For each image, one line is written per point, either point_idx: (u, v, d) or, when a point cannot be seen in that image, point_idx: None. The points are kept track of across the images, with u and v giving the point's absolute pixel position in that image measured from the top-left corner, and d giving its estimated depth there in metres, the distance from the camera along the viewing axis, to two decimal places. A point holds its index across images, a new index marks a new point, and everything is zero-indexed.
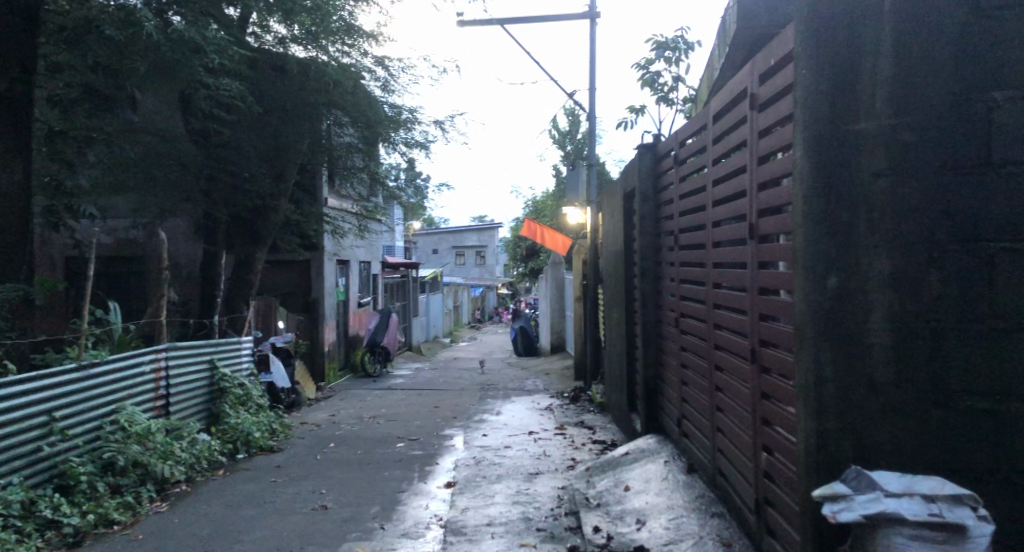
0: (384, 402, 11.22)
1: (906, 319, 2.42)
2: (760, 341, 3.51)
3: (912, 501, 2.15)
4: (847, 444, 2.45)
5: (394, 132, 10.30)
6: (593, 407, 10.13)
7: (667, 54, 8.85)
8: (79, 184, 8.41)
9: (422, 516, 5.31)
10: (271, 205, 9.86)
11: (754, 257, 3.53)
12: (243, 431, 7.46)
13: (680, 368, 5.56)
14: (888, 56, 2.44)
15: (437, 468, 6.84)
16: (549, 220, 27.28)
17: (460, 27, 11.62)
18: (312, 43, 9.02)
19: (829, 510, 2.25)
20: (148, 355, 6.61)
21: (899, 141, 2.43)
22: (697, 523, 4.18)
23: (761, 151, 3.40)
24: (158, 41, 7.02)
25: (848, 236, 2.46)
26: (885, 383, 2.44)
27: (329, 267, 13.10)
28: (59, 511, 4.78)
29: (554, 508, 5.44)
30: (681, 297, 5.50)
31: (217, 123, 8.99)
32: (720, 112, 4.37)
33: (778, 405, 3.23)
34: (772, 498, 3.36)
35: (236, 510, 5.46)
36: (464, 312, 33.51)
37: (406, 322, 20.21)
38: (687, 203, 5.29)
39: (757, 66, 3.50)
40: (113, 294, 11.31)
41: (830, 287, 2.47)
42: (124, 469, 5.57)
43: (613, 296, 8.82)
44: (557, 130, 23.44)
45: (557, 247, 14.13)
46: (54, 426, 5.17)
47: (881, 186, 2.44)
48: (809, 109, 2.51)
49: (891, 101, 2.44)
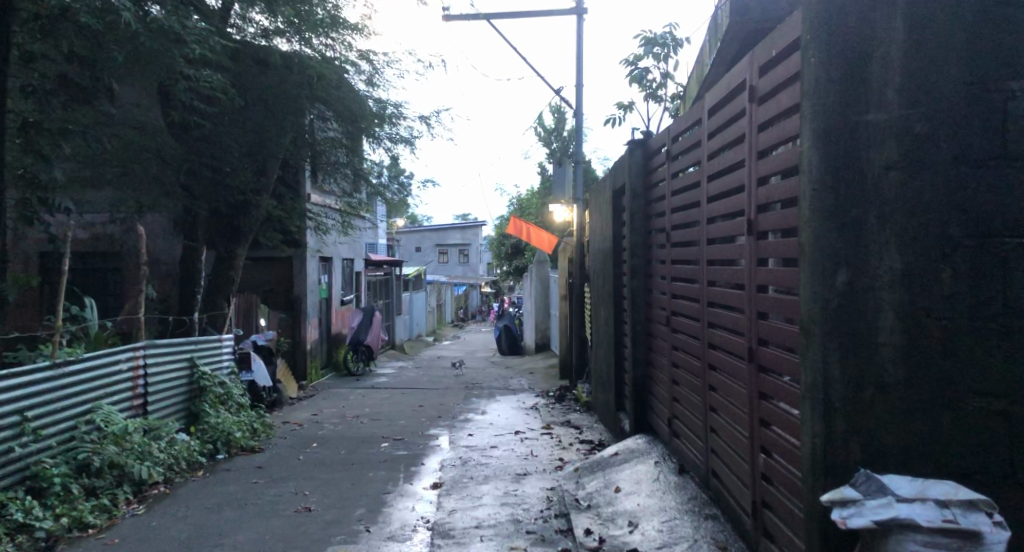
0: (367, 400, 11.07)
1: (915, 317, 2.34)
2: (758, 340, 3.42)
3: (925, 507, 2.07)
4: (856, 446, 2.37)
5: (378, 127, 10.15)
6: (579, 407, 10.05)
7: (655, 50, 8.79)
8: (54, 177, 8.18)
9: (408, 518, 5.19)
10: (253, 200, 9.73)
11: (751, 253, 3.44)
12: (224, 431, 7.30)
13: (670, 367, 5.47)
14: (900, 45, 2.36)
15: (422, 468, 6.71)
16: (534, 218, 27.19)
17: (446, 21, 11.50)
18: (296, 36, 8.92)
19: (838, 515, 2.17)
20: (125, 352, 6.42)
21: (911, 132, 2.35)
22: (691, 526, 4.10)
23: (760, 145, 3.32)
24: (137, 32, 6.83)
25: (856, 232, 2.38)
26: (895, 384, 2.36)
27: (311, 264, 12.90)
28: (31, 515, 4.60)
29: (543, 509, 5.33)
30: (672, 296, 5.41)
31: (196, 116, 8.82)
32: (716, 105, 4.28)
33: (778, 406, 3.14)
34: (770, 501, 3.28)
35: (217, 512, 5.32)
36: (447, 310, 33.35)
37: (390, 321, 20.04)
38: (680, 200, 5.19)
39: (757, 57, 3.42)
40: (89, 291, 11.05)
41: (838, 285, 2.39)
42: (100, 470, 5.40)
43: (599, 294, 8.74)
44: (543, 127, 23.34)
45: (543, 245, 14.01)
46: (25, 426, 4.97)
47: (892, 179, 2.36)
48: (818, 99, 2.42)
49: (903, 91, 2.36)
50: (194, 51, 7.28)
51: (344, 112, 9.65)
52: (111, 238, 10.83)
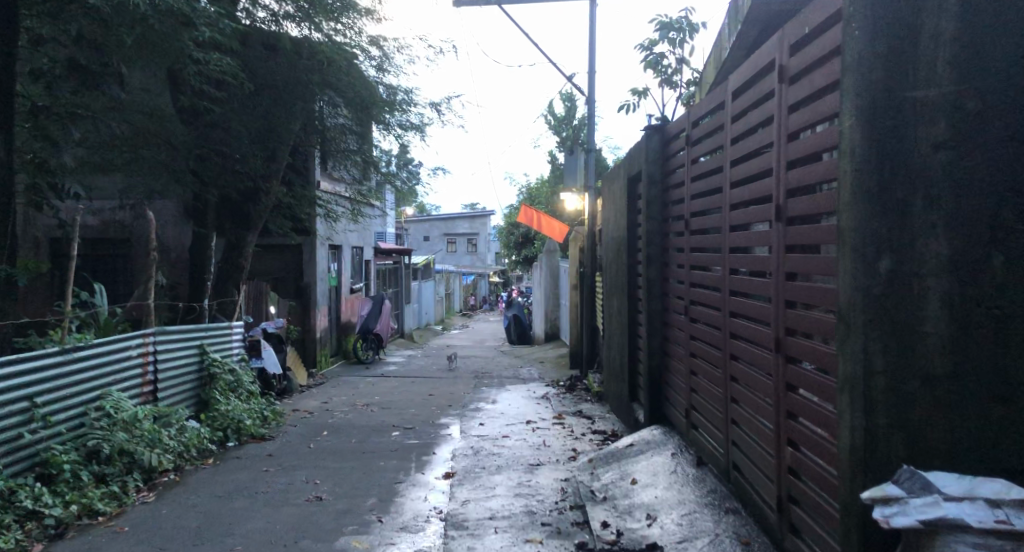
0: (377, 389, 11.02)
1: (964, 306, 2.22)
2: (785, 329, 3.30)
3: (975, 507, 1.96)
4: (898, 441, 2.27)
5: (388, 114, 10.00)
6: (590, 397, 9.96)
7: (671, 35, 8.60)
8: (62, 161, 8.11)
9: (421, 508, 5.11)
10: (262, 187, 9.64)
11: (779, 241, 3.31)
12: (234, 419, 7.23)
13: (688, 357, 5.35)
14: (952, 16, 2.24)
15: (434, 458, 6.64)
16: (544, 207, 27.06)
17: (457, 6, 11.37)
18: (306, 21, 8.72)
19: (881, 514, 2.07)
20: (135, 339, 6.35)
21: (962, 109, 2.23)
22: (712, 520, 4.00)
23: (790, 127, 3.20)
24: (146, 14, 6.70)
25: (902, 216, 2.28)
26: (942, 375, 2.25)
27: (320, 251, 12.83)
28: (40, 502, 4.54)
29: (558, 501, 5.24)
30: (691, 284, 5.30)
31: (207, 102, 8.75)
32: (740, 88, 4.14)
33: (807, 398, 3.03)
34: (799, 497, 3.16)
35: (228, 501, 5.25)
36: (455, 299, 33.28)
37: (399, 309, 19.98)
38: (699, 186, 5.05)
39: (787, 36, 3.28)
40: (98, 277, 11.01)
41: (881, 272, 2.29)
42: (109, 458, 5.34)
43: (611, 283, 8.64)
44: (554, 116, 23.20)
45: (554, 233, 13.85)
46: (34, 412, 4.90)
47: (941, 160, 2.25)
48: (862, 75, 2.32)
49: (954, 65, 2.24)
50: (204, 34, 7.15)
51: (354, 98, 9.55)
52: (121, 224, 10.79)
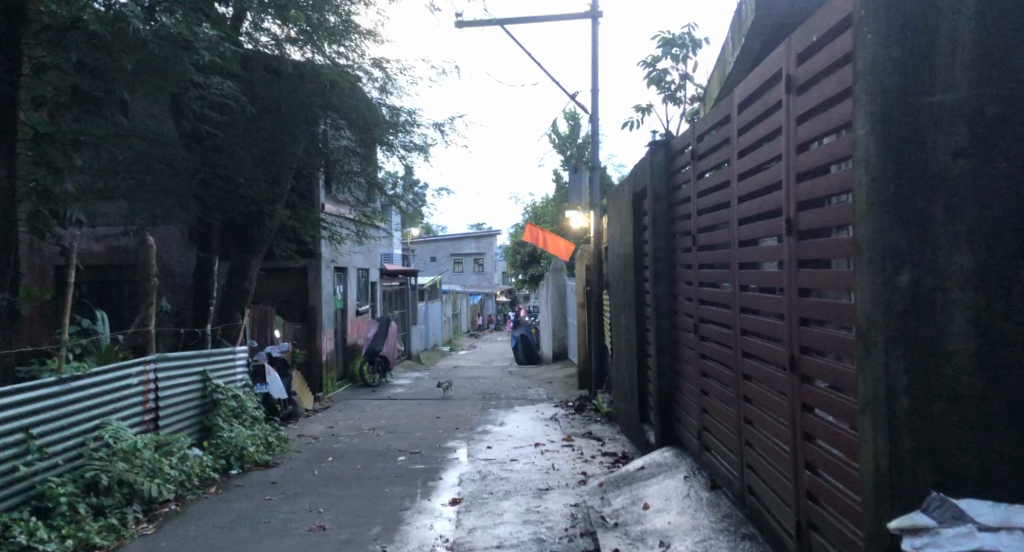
0: (383, 412, 10.87)
1: (990, 322, 2.10)
2: (800, 348, 3.16)
3: (1013, 538, 1.83)
4: (924, 466, 2.14)
5: (392, 135, 9.90)
6: (600, 417, 9.79)
7: (674, 51, 8.54)
8: (64, 189, 8.07)
9: (427, 537, 4.96)
10: (266, 211, 9.60)
11: (791, 255, 3.19)
12: (237, 446, 7.12)
13: (699, 376, 5.21)
14: (969, 20, 2.14)
15: (441, 483, 6.49)
16: (551, 225, 27.00)
17: (458, 28, 11.38)
18: (308, 44, 8.73)
19: (910, 545, 1.93)
20: (135, 366, 6.25)
21: (984, 114, 2.12)
22: (727, 546, 3.84)
23: (799, 138, 3.09)
24: (146, 39, 6.66)
25: (922, 226, 2.16)
26: (970, 395, 2.12)
27: (326, 274, 12.75)
28: (35, 537, 4.40)
29: (568, 528, 5.09)
30: (700, 301, 5.17)
31: (209, 126, 8.74)
32: (746, 99, 4.04)
33: (823, 418, 2.90)
34: (817, 523, 3.03)
35: (228, 532, 5.11)
36: (463, 319, 33.18)
37: (406, 330, 19.88)
38: (706, 201, 4.94)
39: (794, 45, 3.19)
40: (103, 304, 10.96)
41: (902, 286, 2.17)
42: (108, 488, 5.22)
43: (619, 300, 8.51)
44: (558, 134, 23.23)
45: (560, 251, 13.56)
46: (31, 444, 4.79)
47: (962, 166, 2.13)
48: (876, 81, 2.21)
49: (973, 69, 2.14)
50: (205, 58, 7.09)
51: (356, 120, 9.51)
52: (126, 250, 10.78)
